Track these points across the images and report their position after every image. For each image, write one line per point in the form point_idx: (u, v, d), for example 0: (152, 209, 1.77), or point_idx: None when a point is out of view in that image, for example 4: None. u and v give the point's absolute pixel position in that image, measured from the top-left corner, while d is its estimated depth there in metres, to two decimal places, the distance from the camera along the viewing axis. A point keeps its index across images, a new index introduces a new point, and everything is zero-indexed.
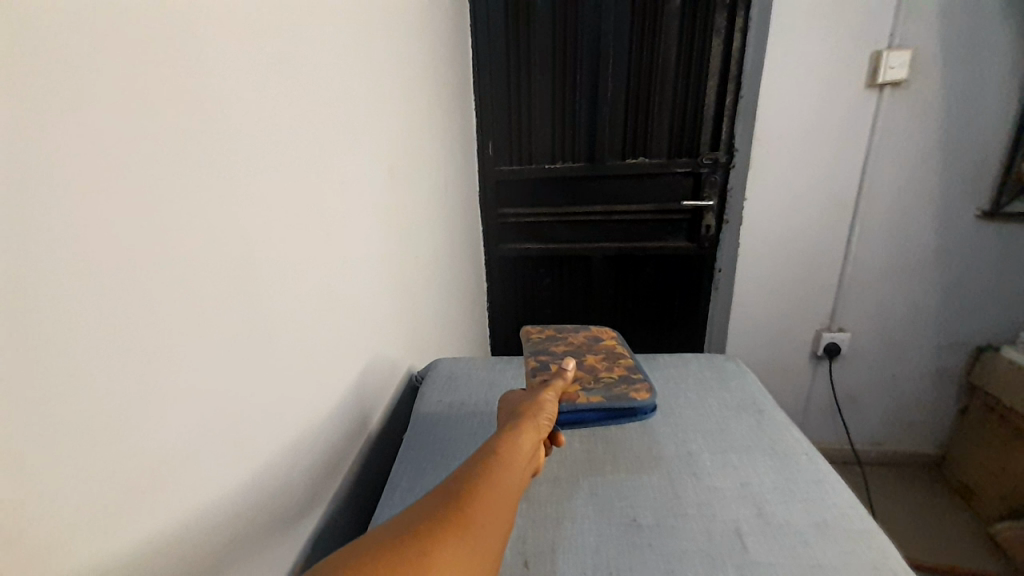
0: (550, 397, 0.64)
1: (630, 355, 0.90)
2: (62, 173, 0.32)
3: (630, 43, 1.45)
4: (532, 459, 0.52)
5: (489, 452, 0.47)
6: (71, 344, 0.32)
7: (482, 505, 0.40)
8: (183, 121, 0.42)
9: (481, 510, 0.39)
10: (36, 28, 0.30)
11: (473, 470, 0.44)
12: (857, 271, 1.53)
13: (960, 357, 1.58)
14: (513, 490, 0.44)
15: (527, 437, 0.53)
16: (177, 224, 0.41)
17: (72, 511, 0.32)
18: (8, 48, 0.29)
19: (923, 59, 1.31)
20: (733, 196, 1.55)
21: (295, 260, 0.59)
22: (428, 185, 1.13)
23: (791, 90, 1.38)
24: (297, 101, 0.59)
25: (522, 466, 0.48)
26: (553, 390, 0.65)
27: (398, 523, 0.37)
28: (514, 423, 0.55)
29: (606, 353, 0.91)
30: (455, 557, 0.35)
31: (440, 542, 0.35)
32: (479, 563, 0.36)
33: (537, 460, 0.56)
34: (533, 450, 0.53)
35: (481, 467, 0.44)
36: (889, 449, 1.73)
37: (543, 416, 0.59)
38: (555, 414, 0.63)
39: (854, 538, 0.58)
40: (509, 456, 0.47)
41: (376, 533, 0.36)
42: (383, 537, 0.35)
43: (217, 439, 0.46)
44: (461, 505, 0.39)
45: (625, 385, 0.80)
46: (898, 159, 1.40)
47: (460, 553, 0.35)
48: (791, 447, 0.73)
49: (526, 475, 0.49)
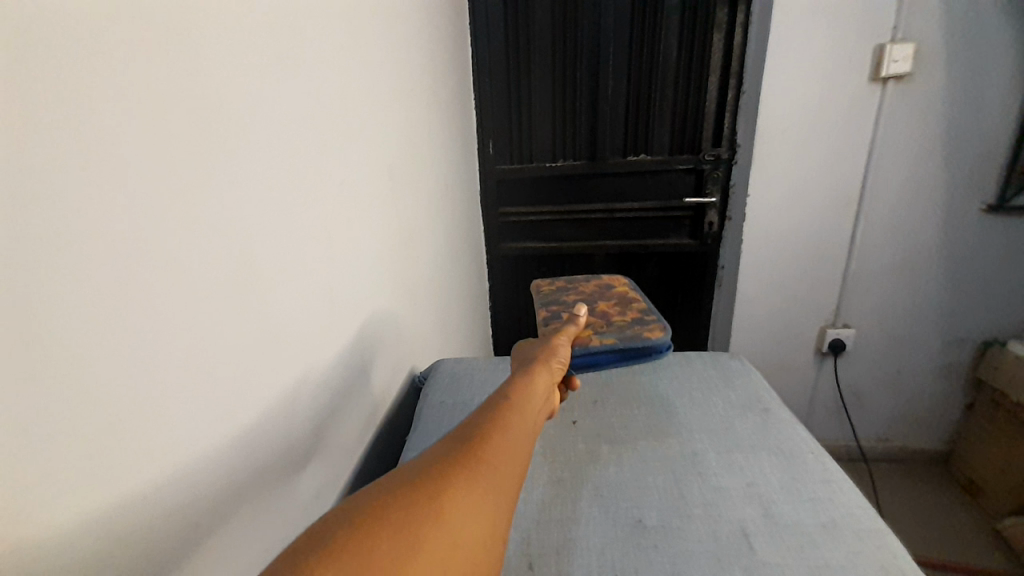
0: (564, 341, 0.67)
1: (641, 299, 0.94)
2: (61, 180, 0.31)
3: (631, 38, 1.44)
4: (546, 400, 0.54)
5: (504, 395, 0.48)
6: (73, 356, 0.32)
7: (501, 442, 0.41)
8: (182, 125, 0.41)
9: (497, 450, 0.40)
10: (40, 33, 0.30)
11: (489, 414, 0.44)
12: (861, 267, 1.52)
13: (966, 352, 1.57)
14: (528, 431, 0.45)
15: (541, 381, 0.54)
16: (176, 231, 0.40)
17: (73, 523, 0.32)
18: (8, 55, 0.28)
19: (928, 52, 1.30)
20: (736, 193, 1.55)
21: (296, 265, 0.59)
22: (429, 186, 1.13)
23: (794, 85, 1.37)
24: (295, 101, 0.59)
25: (536, 407, 0.50)
26: (566, 335, 0.68)
27: (417, 463, 0.37)
28: (528, 367, 0.56)
29: (618, 299, 0.95)
30: (472, 492, 0.35)
31: (457, 477, 0.35)
32: (496, 498, 0.36)
33: (552, 401, 0.57)
34: (546, 393, 0.54)
35: (496, 408, 0.45)
36: (895, 446, 1.71)
37: (555, 360, 0.60)
38: (569, 358, 0.64)
39: (862, 537, 0.57)
40: (524, 400, 0.48)
41: (395, 472, 0.36)
42: (410, 473, 0.36)
43: (219, 444, 0.46)
44: (477, 446, 0.39)
45: (638, 326, 0.84)
46: (902, 153, 1.39)
47: (478, 489, 0.36)
48: (797, 446, 0.72)
49: (539, 416, 0.51)
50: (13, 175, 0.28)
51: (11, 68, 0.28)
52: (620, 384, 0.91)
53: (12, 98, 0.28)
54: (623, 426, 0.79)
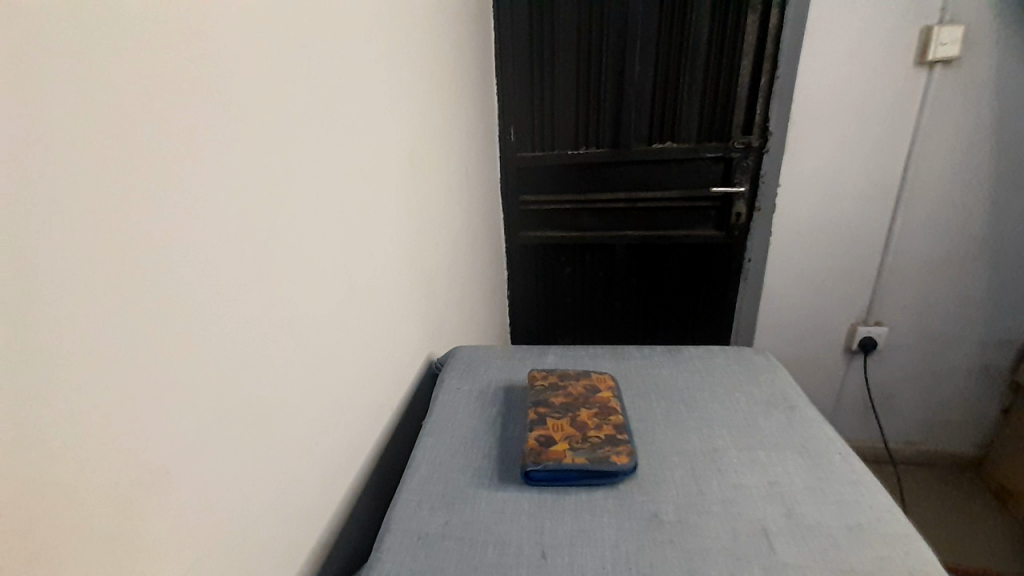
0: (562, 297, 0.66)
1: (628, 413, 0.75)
2: (68, 144, 0.31)
3: (660, 21, 1.39)
4: None
5: None
6: (92, 334, 0.33)
7: None
8: (197, 98, 0.41)
9: None
10: (65, 15, 0.31)
11: None
12: (896, 262, 1.45)
13: (1004, 354, 1.49)
14: None
15: None
16: (192, 205, 0.40)
17: (84, 493, 0.33)
18: (38, 37, 0.29)
19: (978, 34, 1.23)
20: (767, 182, 1.49)
21: (315, 249, 0.59)
22: (449, 171, 1.12)
23: (829, 70, 1.32)
24: (316, 81, 0.58)
25: None
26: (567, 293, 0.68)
27: None
28: None
29: (604, 405, 0.76)
30: None
31: None
32: None
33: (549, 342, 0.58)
34: None
35: None
36: (925, 449, 1.65)
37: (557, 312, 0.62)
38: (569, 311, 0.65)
39: (890, 543, 0.55)
40: None
41: None
42: None
43: (234, 424, 0.47)
44: None
45: (612, 446, 0.68)
46: (946, 142, 1.32)
47: None
48: (824, 447, 0.70)
49: None
50: (17, 139, 0.28)
51: (12, 28, 0.28)
52: (638, 377, 0.89)
53: (32, 76, 0.29)
54: (641, 421, 0.77)
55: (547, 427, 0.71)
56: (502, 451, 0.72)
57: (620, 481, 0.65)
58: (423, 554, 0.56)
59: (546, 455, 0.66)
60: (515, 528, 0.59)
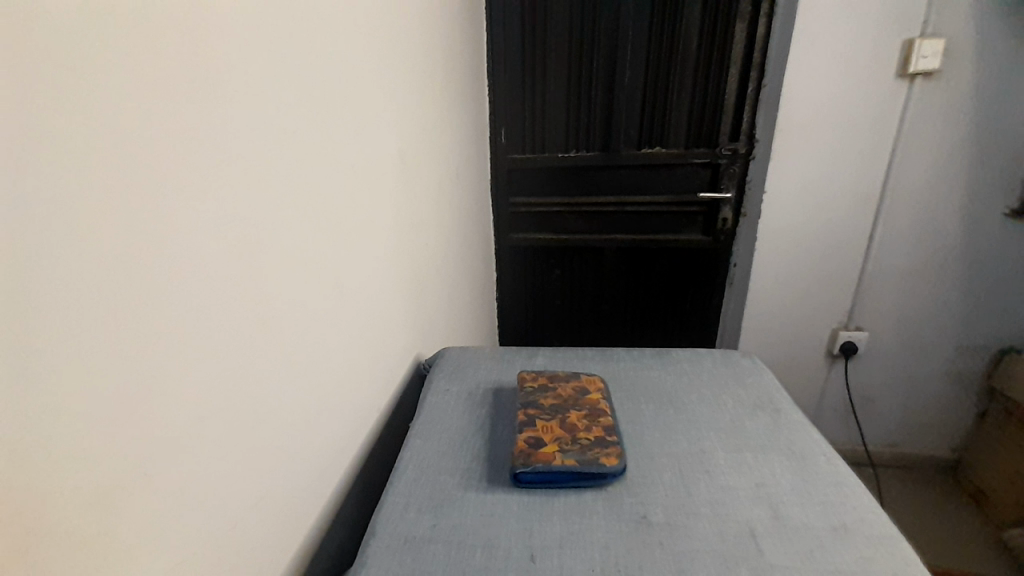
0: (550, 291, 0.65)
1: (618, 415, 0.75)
2: (56, 130, 0.30)
3: (652, 27, 1.41)
4: None
5: None
6: (74, 332, 0.32)
7: None
8: (187, 87, 0.40)
9: None
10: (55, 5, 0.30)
11: None
12: (877, 268, 1.49)
13: (980, 358, 1.53)
14: None
15: None
16: (179, 196, 0.39)
17: (66, 496, 0.32)
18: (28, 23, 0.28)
19: (957, 48, 1.27)
20: (753, 188, 1.51)
21: (303, 248, 0.58)
22: (439, 170, 1.11)
23: (815, 79, 1.34)
24: (307, 78, 0.58)
25: None
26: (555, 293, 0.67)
27: None
28: None
29: (593, 408, 0.76)
30: None
31: None
32: None
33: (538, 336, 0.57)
34: None
35: None
36: (904, 452, 1.68)
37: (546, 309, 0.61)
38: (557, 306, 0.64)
39: (874, 544, 0.56)
40: None
41: None
42: None
43: (218, 424, 0.45)
44: None
45: (601, 447, 0.68)
46: (926, 153, 1.36)
47: None
48: (809, 449, 0.71)
49: None
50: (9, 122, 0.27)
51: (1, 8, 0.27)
52: (627, 380, 0.89)
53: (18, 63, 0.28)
54: (629, 423, 0.77)
55: (537, 429, 0.71)
56: (491, 453, 0.71)
57: (609, 482, 0.65)
58: (410, 557, 0.55)
59: (536, 457, 0.66)
60: (503, 530, 0.59)
